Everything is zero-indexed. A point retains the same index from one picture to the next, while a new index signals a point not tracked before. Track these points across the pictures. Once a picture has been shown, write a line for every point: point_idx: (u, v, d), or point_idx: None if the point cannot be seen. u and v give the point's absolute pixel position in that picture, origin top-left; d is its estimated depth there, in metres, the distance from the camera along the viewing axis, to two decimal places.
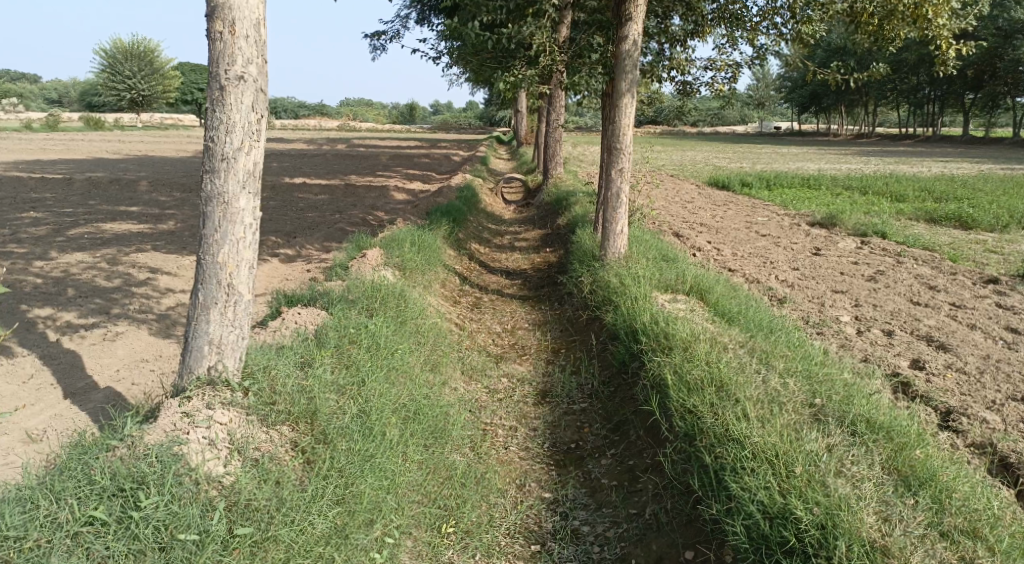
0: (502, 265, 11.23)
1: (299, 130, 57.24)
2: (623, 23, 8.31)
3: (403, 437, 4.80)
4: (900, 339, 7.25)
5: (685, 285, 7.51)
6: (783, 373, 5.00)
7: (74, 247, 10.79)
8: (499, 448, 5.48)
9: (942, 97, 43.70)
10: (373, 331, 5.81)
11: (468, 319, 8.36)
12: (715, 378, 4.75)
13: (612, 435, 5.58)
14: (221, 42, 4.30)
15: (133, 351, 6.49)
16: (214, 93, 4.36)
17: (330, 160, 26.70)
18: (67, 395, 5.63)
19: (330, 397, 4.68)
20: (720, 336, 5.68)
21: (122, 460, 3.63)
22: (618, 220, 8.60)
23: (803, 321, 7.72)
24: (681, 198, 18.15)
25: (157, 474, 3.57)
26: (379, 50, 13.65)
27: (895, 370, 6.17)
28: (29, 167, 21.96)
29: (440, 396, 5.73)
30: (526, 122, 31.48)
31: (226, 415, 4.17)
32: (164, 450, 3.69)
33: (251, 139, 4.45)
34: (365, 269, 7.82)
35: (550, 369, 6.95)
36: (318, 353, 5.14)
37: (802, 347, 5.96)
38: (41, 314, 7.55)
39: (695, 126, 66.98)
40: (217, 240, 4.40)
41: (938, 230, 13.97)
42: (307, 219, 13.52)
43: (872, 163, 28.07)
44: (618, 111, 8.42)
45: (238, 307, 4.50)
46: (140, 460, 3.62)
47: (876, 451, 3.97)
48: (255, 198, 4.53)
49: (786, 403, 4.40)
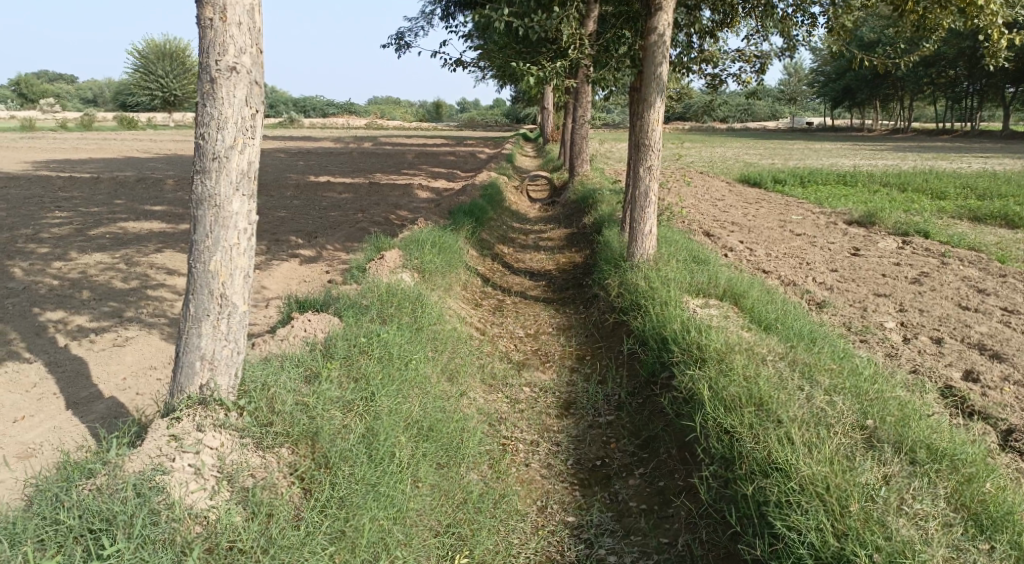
0: (526, 265, 10.90)
1: (327, 129, 57.47)
2: (652, 14, 7.90)
3: (415, 458, 4.47)
4: (950, 347, 6.78)
5: (718, 289, 7.11)
6: (829, 391, 4.57)
7: (94, 248, 10.61)
8: (520, 465, 5.13)
9: (982, 91, 42.41)
10: (386, 339, 5.49)
11: (490, 323, 8.03)
12: (753, 395, 4.35)
13: (640, 452, 5.22)
14: (211, 30, 4.02)
15: (141, 358, 6.23)
16: (205, 85, 4.08)
17: (357, 158, 26.61)
18: (70, 405, 5.38)
19: (333, 416, 4.37)
20: (758, 347, 5.27)
21: (97, 493, 3.37)
22: (647, 220, 8.19)
23: (844, 328, 7.28)
24: (712, 196, 17.67)
25: (128, 514, 3.29)
26: (404, 48, 13.33)
27: (947, 384, 5.74)
28: (59, 166, 22.08)
29: (457, 409, 5.40)
30: (552, 120, 31.06)
31: (217, 439, 3.92)
32: (141, 483, 3.43)
33: (245, 136, 4.16)
34: (382, 272, 7.52)
35: (574, 377, 6.58)
36: (325, 366, 4.84)
37: (848, 359, 5.53)
38: (53, 317, 7.33)
39: (724, 122, 66.25)
40: (209, 246, 4.10)
41: (983, 228, 13.37)
42: (330, 218, 13.29)
43: (910, 159, 27.19)
44: (646, 106, 8.00)
45: (232, 320, 4.20)
46: (114, 495, 3.36)
47: (941, 484, 3.54)
48: (250, 201, 4.23)
49: (833, 425, 3.99)
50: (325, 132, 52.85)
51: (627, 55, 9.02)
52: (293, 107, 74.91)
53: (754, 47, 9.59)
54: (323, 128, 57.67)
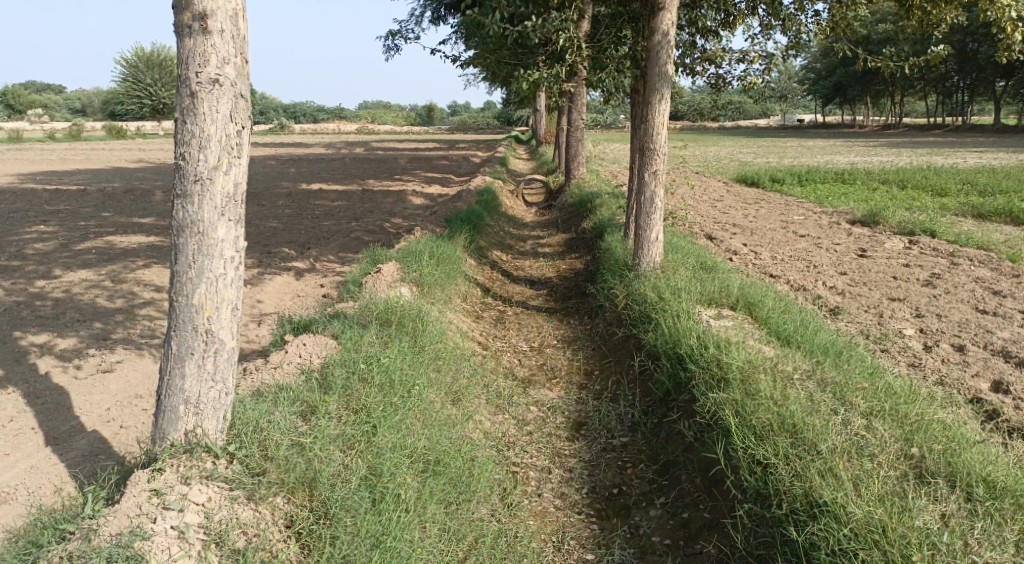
0: (525, 273, 10.57)
1: (317, 134, 57.08)
2: (656, 12, 7.55)
3: (424, 496, 4.17)
4: (975, 356, 6.48)
5: (731, 298, 6.80)
6: (864, 413, 4.27)
7: (80, 264, 10.20)
8: (532, 496, 4.80)
9: (973, 85, 42.21)
10: (386, 363, 5.16)
11: (492, 337, 7.70)
12: (787, 422, 4.07)
13: (659, 479, 4.89)
14: (190, 39, 3.69)
15: (127, 385, 5.86)
16: (185, 100, 3.74)
17: (348, 164, 26.19)
18: (49, 441, 5.02)
19: (332, 456, 4.07)
20: (783, 364, 4.94)
21: None
22: (653, 226, 7.85)
23: (861, 337, 6.96)
24: (710, 196, 17.39)
25: None
26: (394, 50, 12.97)
27: (977, 397, 5.46)
28: (45, 178, 21.60)
29: (463, 437, 5.08)
30: (545, 121, 30.79)
31: (204, 493, 3.60)
32: (116, 553, 3.13)
33: (231, 155, 3.83)
34: (380, 288, 7.18)
35: (583, 395, 6.24)
36: (322, 399, 4.52)
37: (876, 375, 5.21)
38: (36, 340, 6.96)
39: (716, 121, 66.08)
40: (192, 278, 3.78)
41: (989, 226, 13.08)
42: (323, 228, 12.93)
43: (905, 156, 26.99)
44: (651, 108, 7.66)
45: (219, 358, 3.87)
46: None
47: (1008, 527, 3.33)
48: (237, 226, 3.90)
49: (876, 456, 3.75)
50: (315, 138, 52.37)
51: (628, 56, 8.60)
52: (284, 113, 74.62)
53: (757, 46, 9.29)
54: (314, 135, 57.25)
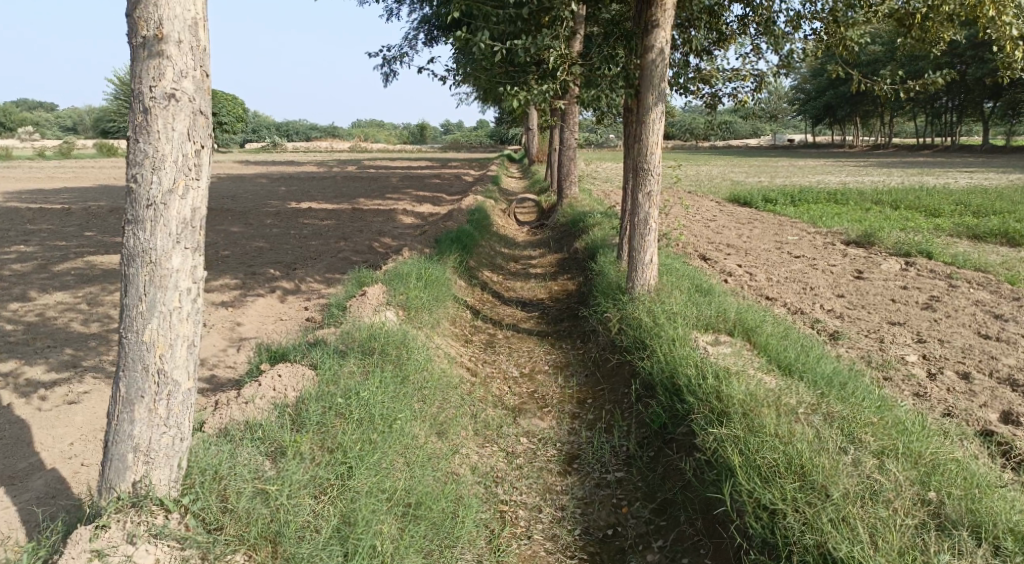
0: (516, 294, 10.30)
1: (310, 152, 56.95)
2: (649, 30, 7.33)
3: (405, 543, 3.89)
4: (981, 384, 6.20)
5: (728, 323, 6.51)
6: (876, 451, 4.01)
7: (57, 285, 9.86)
8: (520, 538, 4.51)
9: (962, 106, 42.42)
10: (365, 396, 4.85)
11: (482, 362, 7.41)
12: (793, 462, 3.81)
13: (656, 519, 4.60)
14: (144, 50, 3.44)
15: (94, 417, 5.54)
16: (137, 117, 3.49)
17: (340, 182, 25.96)
18: (4, 480, 4.70)
19: (302, 505, 3.80)
20: (788, 397, 4.63)
21: None
22: (647, 249, 7.59)
23: (863, 363, 6.70)
24: (702, 216, 17.19)
25: None
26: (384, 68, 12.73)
27: (988, 431, 5.18)
28: (32, 196, 21.24)
29: (448, 473, 4.78)
30: (537, 141, 30.75)
31: (151, 555, 3.34)
32: None
33: (187, 177, 3.56)
34: (364, 312, 6.89)
35: (575, 425, 5.94)
36: (294, 438, 4.23)
37: (884, 407, 4.94)
38: (3, 367, 6.64)
39: (707, 142, 66.30)
40: (143, 312, 3.50)
41: (985, 247, 12.90)
42: (310, 248, 12.63)
43: (896, 176, 26.97)
44: (644, 128, 7.42)
45: (172, 401, 3.59)
46: None
47: None
48: (194, 254, 3.62)
49: (892, 503, 3.53)
50: (306, 156, 52.20)
51: (621, 74, 8.38)
52: (276, 132, 74.42)
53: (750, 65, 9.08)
54: (305, 153, 57.09)
